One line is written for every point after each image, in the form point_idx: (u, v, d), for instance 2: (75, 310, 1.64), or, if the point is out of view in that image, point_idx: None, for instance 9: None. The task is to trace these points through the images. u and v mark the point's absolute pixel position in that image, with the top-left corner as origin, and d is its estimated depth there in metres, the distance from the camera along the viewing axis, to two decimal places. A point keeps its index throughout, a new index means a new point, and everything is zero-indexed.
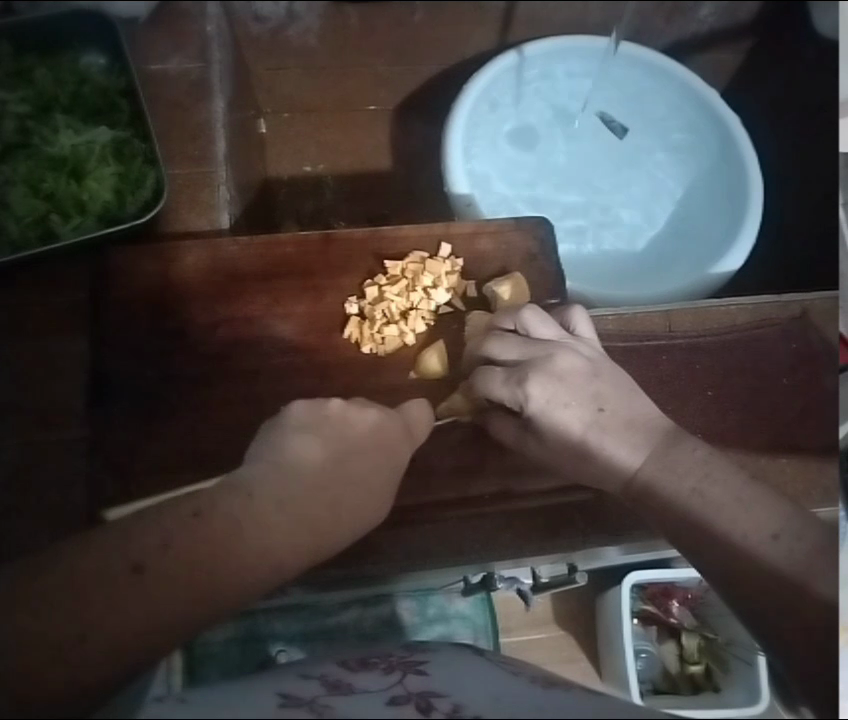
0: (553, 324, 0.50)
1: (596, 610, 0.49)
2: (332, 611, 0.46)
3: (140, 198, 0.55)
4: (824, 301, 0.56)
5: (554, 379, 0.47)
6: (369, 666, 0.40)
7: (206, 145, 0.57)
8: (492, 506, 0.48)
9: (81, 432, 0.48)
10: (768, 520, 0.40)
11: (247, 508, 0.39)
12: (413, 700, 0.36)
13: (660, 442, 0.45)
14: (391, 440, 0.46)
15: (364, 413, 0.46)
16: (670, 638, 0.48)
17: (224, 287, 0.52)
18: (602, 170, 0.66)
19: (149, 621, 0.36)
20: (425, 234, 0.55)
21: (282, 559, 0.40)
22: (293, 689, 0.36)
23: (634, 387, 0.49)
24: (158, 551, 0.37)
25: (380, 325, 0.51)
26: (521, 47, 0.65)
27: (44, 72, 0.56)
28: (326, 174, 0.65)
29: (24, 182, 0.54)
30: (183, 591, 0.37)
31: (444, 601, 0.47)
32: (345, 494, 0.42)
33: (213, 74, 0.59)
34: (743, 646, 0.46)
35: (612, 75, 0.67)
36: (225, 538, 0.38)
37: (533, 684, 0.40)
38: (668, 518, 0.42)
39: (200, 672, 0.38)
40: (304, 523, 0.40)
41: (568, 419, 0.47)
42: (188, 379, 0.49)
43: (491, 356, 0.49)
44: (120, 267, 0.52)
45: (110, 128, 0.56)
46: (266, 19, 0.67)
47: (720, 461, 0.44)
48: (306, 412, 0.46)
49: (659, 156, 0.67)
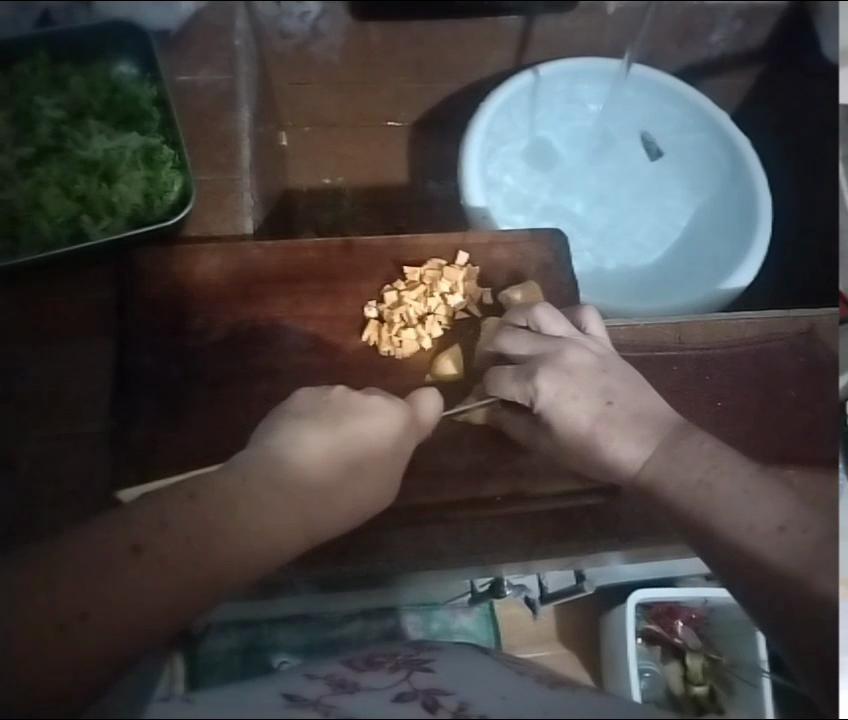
0: (564, 320, 0.53)
1: (600, 629, 0.47)
2: (336, 621, 0.45)
3: (168, 202, 0.56)
4: (828, 318, 0.58)
5: (563, 373, 0.50)
6: (376, 665, 0.42)
7: (232, 153, 0.59)
8: (504, 509, 0.48)
9: (103, 427, 0.49)
10: (778, 510, 0.44)
11: (244, 492, 0.43)
12: (419, 696, 0.39)
13: (667, 435, 0.48)
14: (395, 434, 0.47)
15: (365, 400, 0.49)
16: (674, 658, 0.44)
17: (246, 289, 0.53)
18: (622, 185, 0.67)
19: (146, 601, 0.39)
20: (443, 244, 0.57)
21: (280, 540, 0.43)
22: (296, 688, 0.39)
23: (642, 382, 0.52)
24: (156, 530, 0.41)
25: (398, 328, 0.53)
26: (538, 67, 0.68)
27: (79, 79, 0.58)
28: (345, 187, 0.66)
29: (57, 184, 0.55)
30: (177, 572, 0.40)
31: (449, 615, 0.47)
32: (347, 480, 0.45)
33: (241, 86, 0.61)
34: (748, 667, 0.43)
35: (626, 94, 0.69)
36: (236, 517, 0.42)
37: (539, 685, 0.41)
38: (672, 515, 0.46)
39: (205, 670, 0.40)
40: (300, 506, 0.44)
41: (577, 412, 0.49)
42: (208, 377, 0.50)
43: (504, 351, 0.52)
44: (147, 267, 0.53)
45: (140, 134, 0.58)
46: (291, 35, 0.69)
47: (727, 453, 0.47)
48: (309, 398, 0.49)
49: (678, 178, 0.68)
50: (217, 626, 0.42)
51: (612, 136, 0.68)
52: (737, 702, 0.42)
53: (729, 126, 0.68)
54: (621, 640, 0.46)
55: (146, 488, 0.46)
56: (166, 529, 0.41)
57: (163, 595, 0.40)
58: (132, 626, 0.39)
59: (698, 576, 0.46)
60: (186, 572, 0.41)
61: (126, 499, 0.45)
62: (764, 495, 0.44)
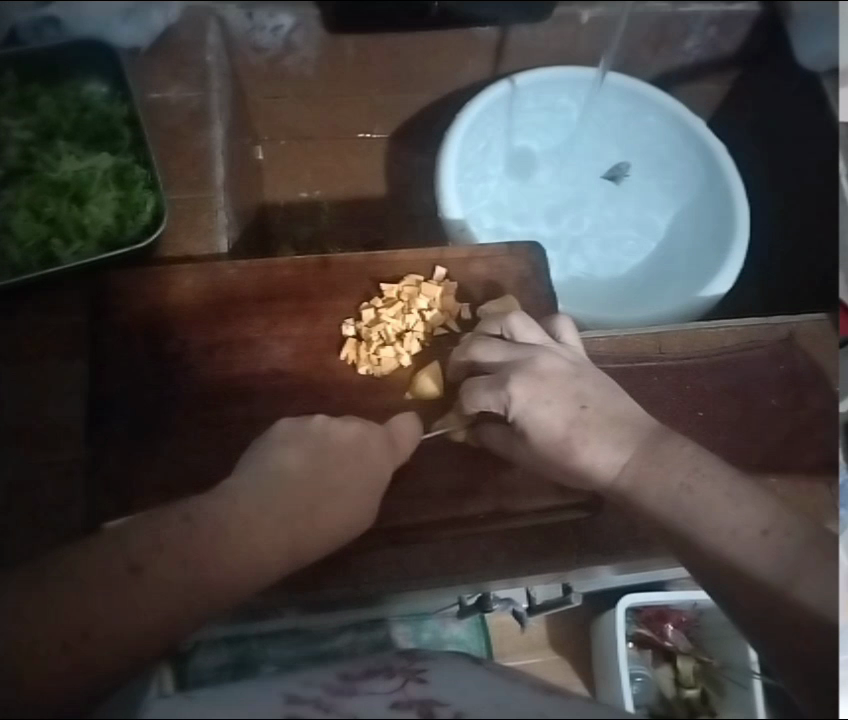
0: (537, 328, 0.52)
1: (591, 629, 0.47)
2: (326, 636, 0.44)
3: (140, 222, 0.56)
4: (809, 324, 0.57)
5: (536, 379, 0.49)
6: (373, 674, 0.40)
7: (205, 171, 0.58)
8: (486, 527, 0.48)
9: (78, 455, 0.48)
10: (758, 516, 0.43)
11: (232, 514, 0.42)
12: (414, 706, 0.36)
13: (644, 442, 0.47)
14: (373, 453, 0.47)
15: (345, 426, 0.48)
16: (665, 662, 0.44)
17: (223, 310, 0.52)
18: (600, 197, 0.68)
19: (141, 621, 0.38)
20: (420, 258, 0.56)
21: (268, 556, 0.42)
22: (298, 690, 0.37)
23: (618, 390, 0.51)
24: (155, 550, 0.40)
25: (377, 346, 0.52)
26: (512, 77, 0.67)
27: (47, 99, 0.57)
28: (322, 199, 0.67)
29: (27, 207, 0.55)
30: (179, 588, 0.39)
31: (440, 623, 0.46)
32: (325, 498, 0.44)
33: (213, 102, 0.60)
34: (741, 671, 0.43)
35: (601, 104, 0.68)
36: (225, 539, 0.41)
37: (533, 693, 0.40)
38: (657, 522, 0.45)
39: (195, 677, 0.38)
40: (286, 525, 0.42)
41: (551, 417, 0.48)
42: (185, 400, 0.50)
43: (477, 360, 0.51)
44: (121, 288, 0.52)
45: (112, 154, 0.58)
46: (263, 49, 0.66)
47: (705, 456, 0.47)
48: (291, 427, 0.48)
49: (654, 189, 0.69)
50: (204, 646, 0.41)
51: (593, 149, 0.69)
52: (729, 705, 0.42)
53: (705, 134, 0.67)
54: (611, 645, 0.46)
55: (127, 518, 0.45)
56: (164, 549, 0.40)
57: (161, 615, 0.38)
58: (131, 645, 0.37)
59: (684, 579, 0.47)
60: (182, 589, 0.39)
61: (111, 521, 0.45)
62: (745, 497, 0.44)
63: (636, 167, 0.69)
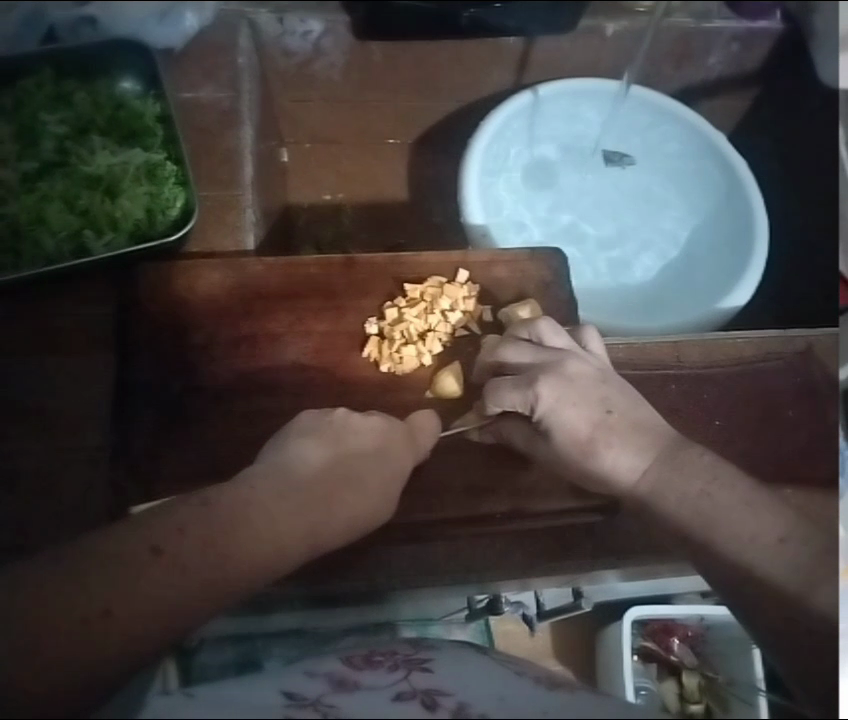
0: (565, 335, 0.53)
1: (596, 643, 0.45)
2: (333, 636, 0.44)
3: (170, 217, 0.57)
4: (826, 339, 0.58)
5: (564, 381, 0.50)
6: (373, 663, 0.41)
7: (234, 170, 0.59)
8: (504, 526, 0.49)
9: (103, 442, 0.49)
10: (775, 523, 0.43)
11: (253, 501, 0.43)
12: (418, 696, 0.38)
13: (667, 449, 0.48)
14: (394, 449, 0.48)
15: (366, 420, 0.49)
16: (669, 676, 0.44)
17: (249, 304, 0.54)
18: (619, 205, 0.69)
19: (161, 601, 0.38)
20: (444, 261, 0.57)
21: (287, 545, 0.42)
22: (296, 686, 0.37)
23: (640, 398, 0.52)
24: (175, 533, 0.40)
25: (399, 345, 0.53)
26: (536, 86, 0.68)
27: (83, 95, 0.58)
28: (345, 203, 0.69)
29: (60, 198, 0.55)
30: (196, 572, 0.39)
31: (444, 629, 0.45)
32: (344, 489, 0.45)
33: (242, 104, 0.62)
34: (746, 687, 0.43)
35: (625, 115, 0.69)
36: (247, 523, 0.41)
37: (538, 687, 0.40)
38: (675, 530, 0.45)
39: (199, 673, 0.37)
40: (306, 514, 0.43)
41: (576, 419, 0.49)
42: (209, 392, 0.51)
43: (503, 360, 0.52)
44: (152, 281, 0.54)
45: (144, 151, 0.58)
46: (293, 53, 0.67)
47: (726, 466, 0.47)
48: (313, 419, 0.49)
49: (676, 197, 0.69)
50: (209, 640, 0.39)
51: (601, 155, 0.69)
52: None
53: (726, 146, 0.69)
54: (618, 656, 0.44)
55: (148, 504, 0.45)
56: (185, 531, 0.40)
57: (180, 596, 0.38)
58: (146, 625, 0.37)
59: (693, 593, 0.46)
60: (203, 575, 0.39)
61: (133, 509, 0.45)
62: (763, 507, 0.44)
63: (645, 171, 0.70)
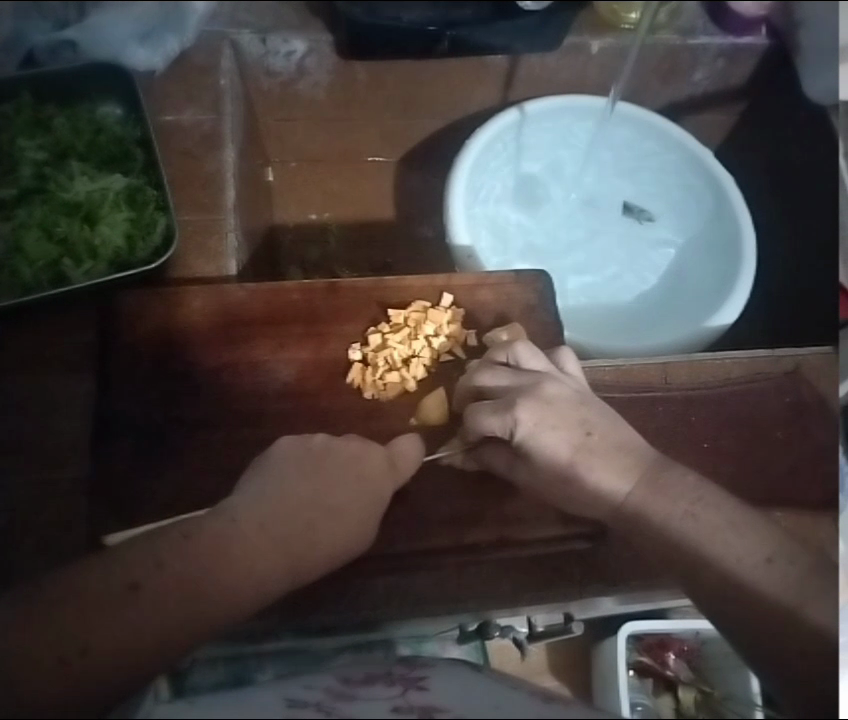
0: (542, 357, 0.52)
1: (592, 657, 0.47)
2: (324, 655, 0.43)
3: (151, 244, 0.56)
4: (815, 357, 0.57)
5: (543, 404, 0.49)
6: (371, 681, 0.40)
7: (215, 195, 0.59)
8: (490, 554, 0.49)
9: (85, 472, 0.49)
10: (763, 543, 0.43)
11: (233, 533, 0.42)
12: (416, 709, 0.36)
13: (649, 470, 0.47)
14: (373, 473, 0.47)
15: (347, 444, 0.49)
16: (666, 691, 0.44)
17: (229, 332, 0.53)
18: (615, 230, 0.68)
19: (140, 636, 0.36)
20: (427, 285, 0.57)
21: (263, 579, 0.42)
22: (296, 695, 0.37)
23: (619, 417, 0.51)
24: (153, 569, 0.39)
25: (383, 371, 0.53)
26: (524, 104, 0.68)
27: (63, 120, 0.58)
28: (331, 222, 0.68)
29: (39, 227, 0.55)
30: (172, 608, 0.38)
31: (439, 647, 0.46)
32: (325, 519, 0.45)
33: (225, 126, 0.61)
34: (742, 702, 0.41)
35: (608, 135, 0.69)
36: (222, 562, 0.41)
37: (534, 700, 0.39)
38: (664, 547, 0.45)
39: (191, 685, 0.35)
40: (286, 545, 0.43)
41: (556, 442, 0.48)
42: (188, 422, 0.50)
43: (482, 384, 0.51)
44: (128, 309, 0.53)
45: (124, 175, 0.58)
46: (277, 73, 0.67)
47: (711, 488, 0.47)
48: (292, 444, 0.48)
49: (668, 226, 0.69)
50: (201, 661, 0.39)
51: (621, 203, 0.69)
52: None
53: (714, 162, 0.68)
54: (613, 671, 0.45)
55: (129, 533, 0.45)
56: (163, 565, 0.39)
57: (160, 628, 0.37)
58: (130, 657, 0.36)
59: (688, 605, 0.46)
60: (184, 612, 0.38)
61: (110, 541, 0.44)
62: (747, 527, 0.44)
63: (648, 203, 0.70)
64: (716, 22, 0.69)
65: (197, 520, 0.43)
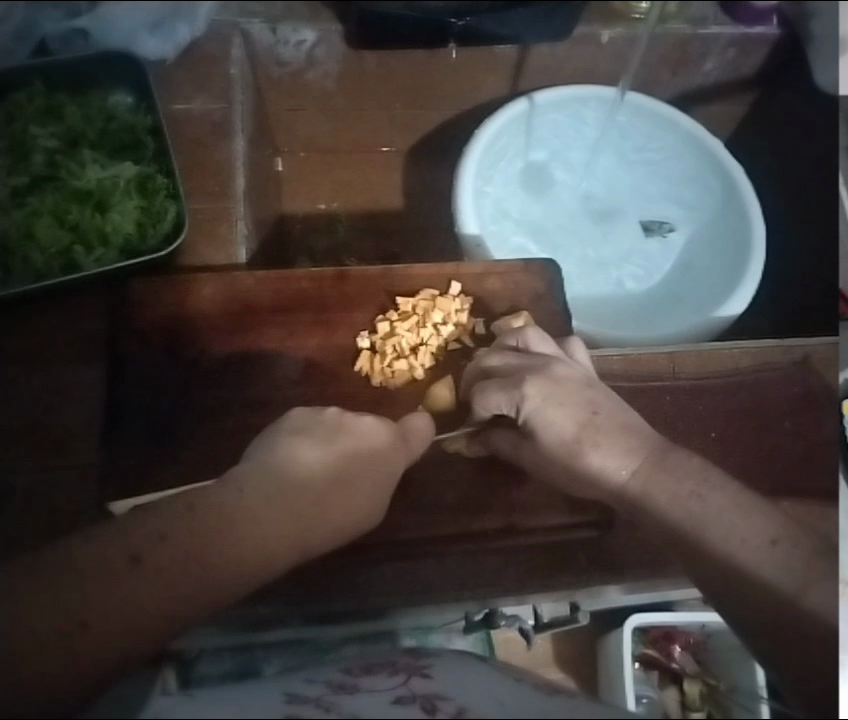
0: (552, 341, 0.53)
1: (597, 651, 0.46)
2: (330, 646, 0.44)
3: (161, 231, 0.57)
4: (825, 349, 0.57)
5: (551, 382, 0.49)
6: (373, 671, 0.41)
7: (226, 183, 0.60)
8: (496, 542, 0.49)
9: (95, 460, 0.50)
10: (767, 527, 0.43)
11: (241, 502, 0.43)
12: (417, 700, 0.37)
13: (655, 454, 0.47)
14: (382, 451, 0.47)
15: (360, 421, 0.48)
16: (671, 684, 0.43)
17: (237, 318, 0.54)
18: (628, 218, 0.67)
19: (143, 606, 0.38)
20: (435, 273, 0.57)
21: (270, 550, 0.43)
22: (298, 689, 0.38)
23: (627, 406, 0.51)
24: (156, 541, 0.40)
25: (390, 359, 0.53)
26: (532, 94, 0.68)
27: (74, 108, 0.58)
28: (340, 211, 0.68)
29: (50, 213, 0.55)
30: (178, 583, 0.40)
31: (444, 638, 0.46)
32: (332, 493, 0.44)
33: (236, 116, 0.62)
34: (747, 695, 0.41)
35: (621, 124, 0.69)
36: (229, 534, 0.41)
37: (536, 693, 0.39)
38: (666, 530, 0.45)
39: (196, 675, 0.37)
40: (294, 517, 0.43)
41: (562, 421, 0.48)
42: (195, 409, 0.51)
43: (490, 366, 0.51)
44: (139, 295, 0.54)
45: (135, 163, 0.58)
46: (287, 63, 0.67)
47: (715, 469, 0.47)
48: (303, 416, 0.49)
49: (682, 221, 0.68)
50: (207, 653, 0.40)
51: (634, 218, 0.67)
52: None
53: (726, 156, 0.68)
54: (618, 666, 0.44)
55: (137, 500, 0.47)
56: (166, 538, 0.41)
57: (164, 603, 0.39)
58: (130, 634, 0.38)
59: (695, 599, 0.46)
60: (185, 586, 0.40)
61: (117, 510, 0.47)
62: (753, 509, 0.44)
63: (662, 196, 0.68)
64: (726, 12, 0.69)
65: (197, 496, 0.44)
